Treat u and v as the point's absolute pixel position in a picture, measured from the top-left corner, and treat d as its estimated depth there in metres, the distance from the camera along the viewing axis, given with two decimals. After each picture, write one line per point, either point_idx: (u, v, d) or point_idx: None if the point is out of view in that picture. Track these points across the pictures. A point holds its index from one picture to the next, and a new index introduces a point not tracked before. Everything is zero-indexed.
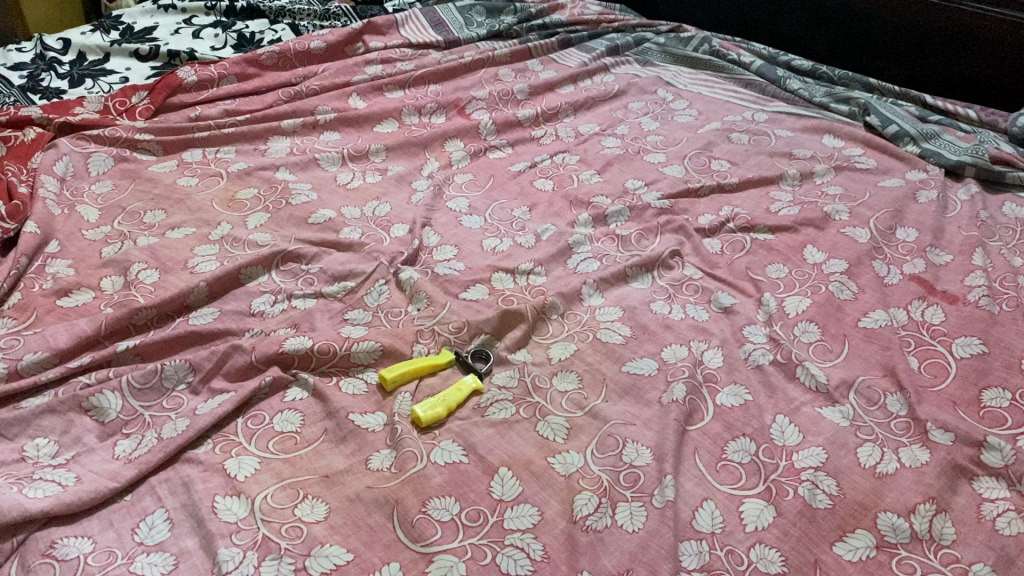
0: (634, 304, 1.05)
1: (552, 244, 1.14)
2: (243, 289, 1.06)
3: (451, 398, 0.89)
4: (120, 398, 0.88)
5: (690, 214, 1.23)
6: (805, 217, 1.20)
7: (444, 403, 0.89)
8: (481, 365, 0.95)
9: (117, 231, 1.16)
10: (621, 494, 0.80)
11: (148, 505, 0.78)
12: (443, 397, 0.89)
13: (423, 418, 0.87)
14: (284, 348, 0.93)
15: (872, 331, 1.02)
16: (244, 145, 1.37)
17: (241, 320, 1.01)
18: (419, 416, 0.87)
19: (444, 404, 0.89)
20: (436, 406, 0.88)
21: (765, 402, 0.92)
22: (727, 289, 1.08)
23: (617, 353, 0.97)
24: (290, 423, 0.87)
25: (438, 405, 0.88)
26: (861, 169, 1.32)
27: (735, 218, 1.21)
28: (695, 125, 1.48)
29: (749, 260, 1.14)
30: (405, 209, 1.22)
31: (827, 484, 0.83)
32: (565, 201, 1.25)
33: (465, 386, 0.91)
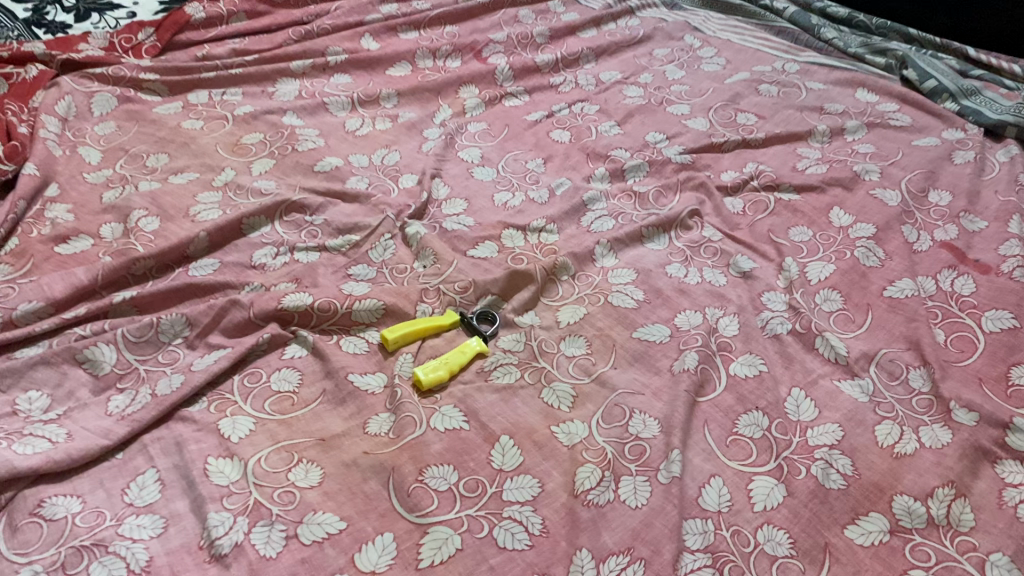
0: (648, 266, 1.00)
1: (566, 201, 1.10)
2: (245, 239, 1.03)
3: (453, 360, 0.87)
4: (115, 350, 0.86)
5: (712, 170, 1.18)
6: (833, 176, 1.15)
7: (446, 365, 0.86)
8: (487, 327, 0.92)
9: (118, 174, 1.13)
10: (625, 467, 0.77)
11: (140, 465, 0.77)
12: (445, 359, 0.86)
13: (424, 381, 0.84)
14: (283, 304, 0.90)
15: (897, 301, 0.97)
16: (251, 87, 1.32)
17: (241, 274, 0.98)
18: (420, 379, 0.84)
19: (446, 366, 0.86)
20: (438, 368, 0.85)
21: (781, 374, 0.89)
22: (747, 252, 1.04)
23: (628, 319, 0.93)
24: (287, 383, 0.85)
25: (440, 368, 0.85)
26: (894, 126, 1.26)
27: (760, 176, 1.15)
28: (722, 75, 1.41)
29: (772, 221, 1.09)
30: (415, 158, 1.18)
31: (841, 463, 0.79)
32: (582, 153, 1.20)
33: (468, 347, 0.88)
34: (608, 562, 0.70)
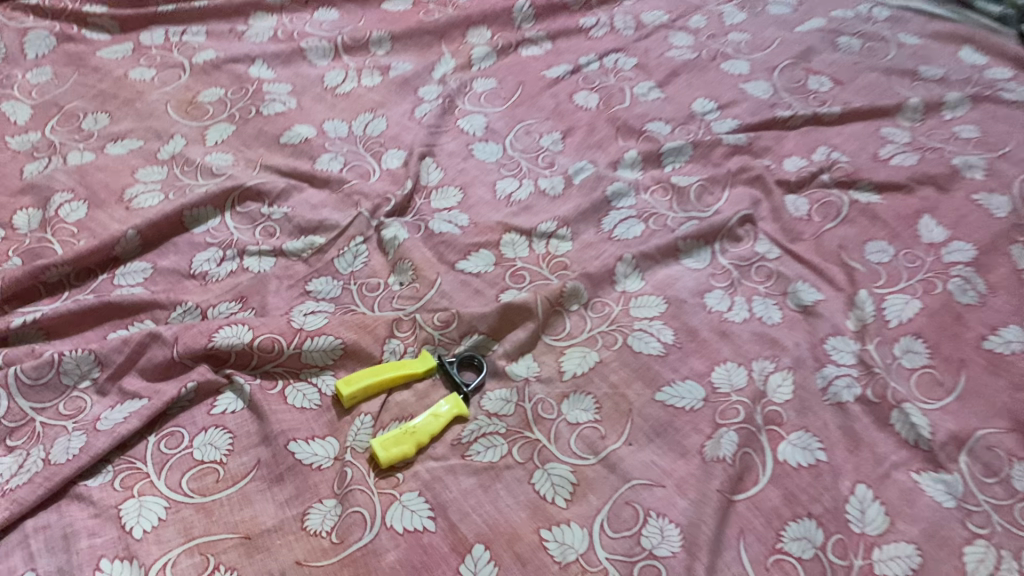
0: (682, 294, 0.80)
1: (585, 196, 0.88)
2: (187, 236, 0.84)
3: (421, 426, 0.68)
4: (5, 398, 0.69)
5: (773, 155, 0.94)
6: (925, 170, 0.91)
7: (412, 435, 0.68)
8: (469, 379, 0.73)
9: (47, 140, 0.93)
10: None
11: (16, 565, 0.61)
12: (411, 425, 0.68)
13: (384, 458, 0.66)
14: (215, 342, 0.72)
15: (999, 358, 0.75)
16: (218, 23, 1.10)
17: (176, 287, 0.80)
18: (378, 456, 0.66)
19: (413, 436, 0.68)
20: (402, 439, 0.67)
21: (843, 462, 0.69)
22: (810, 277, 0.82)
23: (651, 372, 0.73)
24: (213, 449, 0.68)
25: (404, 439, 0.67)
26: (1007, 100, 1.00)
27: (833, 168, 0.92)
28: (792, 20, 1.15)
29: (843, 232, 0.86)
30: (404, 128, 0.97)
31: None
32: (611, 126, 0.98)
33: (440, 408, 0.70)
34: None
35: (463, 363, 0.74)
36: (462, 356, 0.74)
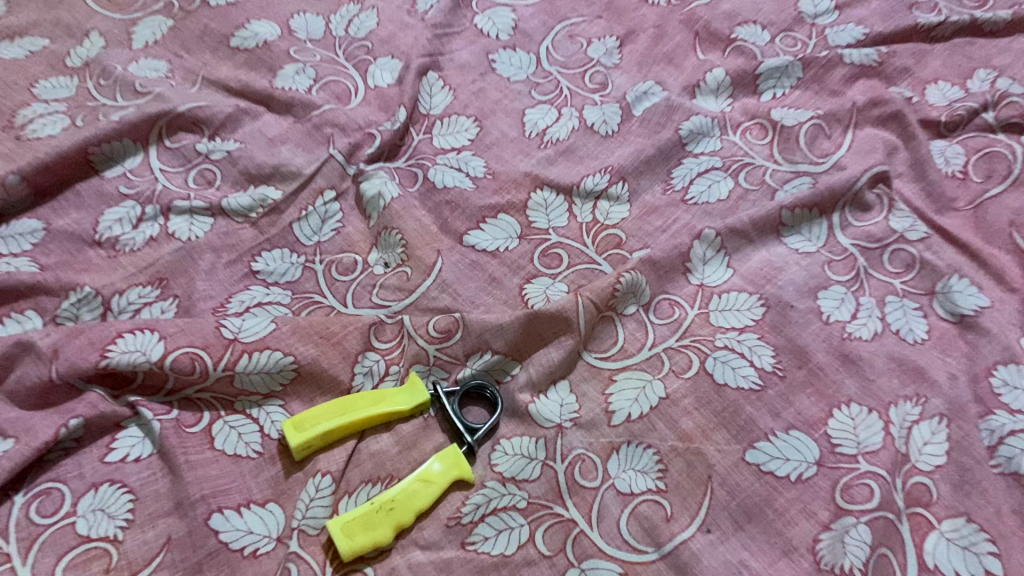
0: (786, 294, 0.56)
1: (649, 135, 0.63)
2: (95, 181, 0.61)
3: (407, 495, 0.47)
4: None
5: (913, 79, 0.68)
6: None
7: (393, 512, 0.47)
8: (474, 418, 0.52)
9: None
10: None
11: None
12: (390, 496, 0.47)
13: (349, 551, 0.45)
14: (112, 359, 0.50)
15: None
16: None
17: (76, 258, 0.58)
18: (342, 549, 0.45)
19: (395, 513, 0.46)
20: (377, 518, 0.46)
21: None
22: (969, 269, 0.57)
23: (741, 418, 0.50)
24: (105, 519, 0.47)
25: (381, 518, 0.46)
26: None
27: (1002, 103, 0.64)
28: None
29: (1017, 199, 0.59)
30: (402, 28, 0.72)
31: None
32: (687, 31, 0.71)
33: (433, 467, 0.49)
34: None
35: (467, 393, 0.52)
36: (465, 385, 0.52)
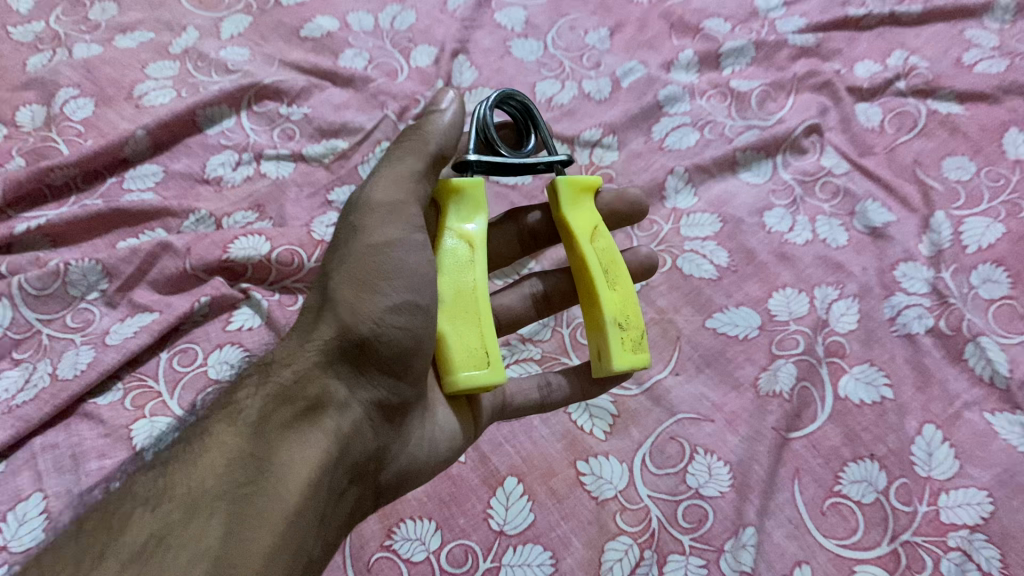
0: (738, 213, 0.73)
1: (635, 100, 0.81)
2: (200, 137, 0.78)
3: (474, 286, 0.53)
4: (10, 307, 0.65)
5: (844, 59, 0.86)
6: (1015, 78, 0.81)
7: (615, 289, 0.55)
8: (447, 102, 0.56)
9: (52, 31, 0.87)
10: (676, 541, 0.56)
11: (23, 484, 0.57)
12: (444, 289, 0.52)
13: (622, 359, 0.52)
14: (230, 253, 0.68)
15: None
16: None
17: (189, 193, 0.75)
18: (611, 359, 0.52)
19: (481, 312, 0.52)
20: (461, 309, 0.52)
21: (910, 400, 0.63)
22: (880, 196, 0.75)
23: (702, 298, 0.67)
24: (228, 367, 0.63)
25: (454, 320, 0.51)
26: None
27: (910, 75, 0.83)
28: None
29: (919, 146, 0.78)
30: (436, 20, 0.89)
31: (986, 556, 0.56)
32: (664, 23, 0.89)
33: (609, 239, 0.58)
34: None
35: (531, 117, 0.60)
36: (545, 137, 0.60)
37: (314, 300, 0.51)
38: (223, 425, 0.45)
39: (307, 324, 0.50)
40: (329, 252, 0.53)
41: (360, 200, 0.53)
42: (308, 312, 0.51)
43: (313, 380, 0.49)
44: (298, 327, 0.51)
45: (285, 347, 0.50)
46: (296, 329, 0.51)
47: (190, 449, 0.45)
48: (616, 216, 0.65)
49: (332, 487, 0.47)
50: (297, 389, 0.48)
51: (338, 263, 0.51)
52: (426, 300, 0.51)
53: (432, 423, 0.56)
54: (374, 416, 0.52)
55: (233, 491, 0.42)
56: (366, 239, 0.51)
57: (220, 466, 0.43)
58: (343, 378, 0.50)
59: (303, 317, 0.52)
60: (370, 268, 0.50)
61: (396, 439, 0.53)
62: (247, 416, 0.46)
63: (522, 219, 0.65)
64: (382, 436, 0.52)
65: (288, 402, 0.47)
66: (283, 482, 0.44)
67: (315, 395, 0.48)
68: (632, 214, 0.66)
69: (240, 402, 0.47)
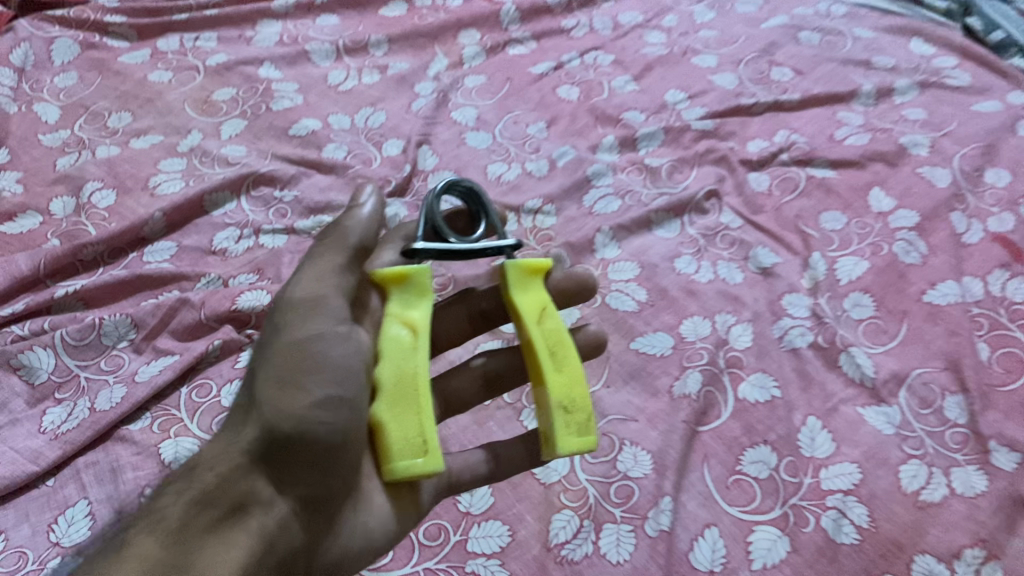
0: (655, 260, 0.89)
1: (569, 175, 0.98)
2: (207, 218, 0.94)
3: (417, 372, 0.59)
4: (53, 356, 0.78)
5: (738, 138, 1.05)
6: (875, 149, 1.00)
7: (562, 372, 0.59)
8: (366, 198, 0.64)
9: (76, 137, 1.03)
10: (609, 513, 0.69)
11: (71, 495, 0.69)
12: (386, 380, 0.59)
13: (566, 441, 0.57)
14: (236, 304, 0.82)
15: (937, 309, 0.85)
16: (227, 30, 1.20)
17: (199, 262, 0.89)
18: (557, 442, 0.57)
19: (421, 402, 0.58)
20: (402, 400, 0.58)
21: (796, 398, 0.78)
22: (769, 243, 0.92)
23: (627, 327, 0.83)
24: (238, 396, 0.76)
25: (397, 411, 0.57)
26: (952, 86, 1.10)
27: (791, 149, 1.02)
28: (758, 19, 1.24)
29: (801, 204, 0.96)
30: (402, 119, 1.06)
31: (857, 513, 0.70)
32: (592, 115, 1.07)
33: (559, 318, 0.63)
34: None
35: (483, 201, 0.68)
36: (494, 223, 0.67)
37: (241, 407, 0.58)
38: (149, 530, 0.52)
39: (235, 426, 0.58)
40: (257, 353, 0.61)
41: (284, 304, 0.60)
42: (236, 415, 0.58)
43: (239, 482, 0.56)
44: (229, 430, 0.58)
45: (214, 449, 0.57)
46: (227, 431, 0.58)
47: (110, 557, 0.50)
48: (563, 294, 0.72)
49: None
50: (221, 493, 0.55)
51: (264, 367, 0.58)
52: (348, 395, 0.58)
53: (371, 511, 0.62)
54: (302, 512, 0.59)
55: None
56: (289, 342, 0.58)
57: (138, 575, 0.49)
58: (268, 480, 0.57)
59: (232, 418, 0.59)
60: (290, 372, 0.57)
61: (331, 530, 0.60)
62: (168, 525, 0.52)
63: (473, 301, 0.74)
64: (309, 531, 0.59)
65: (209, 507, 0.54)
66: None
67: (238, 498, 0.55)
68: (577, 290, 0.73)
69: (163, 511, 0.53)
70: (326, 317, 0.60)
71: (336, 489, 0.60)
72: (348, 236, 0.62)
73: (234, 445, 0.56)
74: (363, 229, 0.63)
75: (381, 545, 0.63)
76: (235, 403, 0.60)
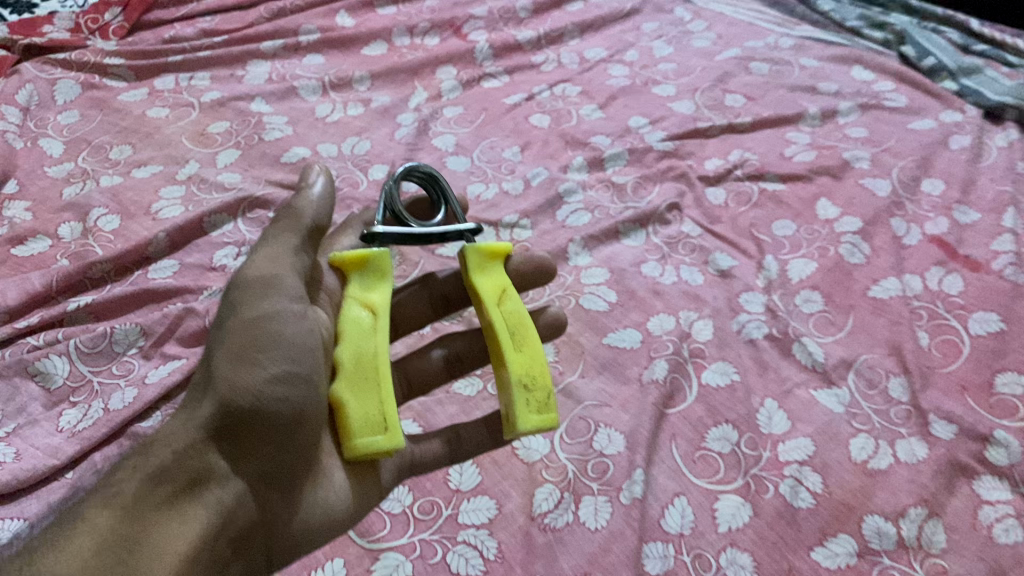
0: (623, 265, 0.97)
1: (542, 193, 1.07)
2: (207, 238, 1.01)
3: (375, 353, 0.64)
4: (67, 362, 0.84)
5: (697, 157, 1.14)
6: (821, 164, 1.10)
7: (520, 351, 0.66)
8: (316, 183, 0.73)
9: (80, 168, 1.10)
10: (587, 486, 0.75)
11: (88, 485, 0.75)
12: (346, 360, 0.63)
13: (526, 419, 0.62)
14: None
15: (881, 302, 0.93)
16: (219, 70, 1.28)
17: (201, 277, 0.96)
18: (517, 418, 0.62)
19: (379, 380, 0.63)
20: (362, 378, 0.63)
21: (754, 382, 0.85)
22: (727, 249, 1.00)
23: (599, 324, 0.90)
24: None
25: (355, 390, 0.62)
26: (889, 107, 1.20)
27: (744, 165, 1.11)
28: (713, 52, 1.35)
29: (754, 214, 1.05)
30: (386, 146, 1.15)
31: (811, 481, 0.77)
32: (562, 140, 1.16)
33: (518, 301, 0.70)
34: None
35: (441, 186, 0.75)
36: (453, 208, 0.75)
37: (199, 386, 0.61)
38: (105, 499, 0.53)
39: (192, 402, 0.60)
40: (213, 337, 0.64)
41: (240, 287, 0.65)
42: (193, 394, 0.61)
43: (196, 456, 0.58)
44: (185, 408, 0.60)
45: (171, 425, 0.59)
46: (184, 409, 0.60)
47: (65, 529, 0.51)
48: (522, 276, 0.80)
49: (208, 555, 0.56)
50: (176, 467, 0.57)
51: (221, 346, 0.62)
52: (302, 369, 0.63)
53: (328, 486, 0.66)
54: (256, 487, 0.61)
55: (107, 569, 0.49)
56: (245, 321, 0.62)
57: (97, 542, 0.50)
58: (223, 454, 0.60)
59: (188, 398, 0.61)
60: (247, 349, 0.61)
61: (289, 505, 0.63)
62: (126, 497, 0.53)
63: (434, 287, 0.81)
64: (263, 505, 0.62)
65: (167, 480, 0.56)
66: (157, 560, 0.52)
67: (196, 469, 0.58)
68: (535, 271, 0.81)
69: (119, 483, 0.54)
70: (281, 296, 0.64)
71: (292, 464, 0.63)
72: (302, 218, 0.70)
73: (191, 419, 0.59)
74: (314, 205, 0.72)
75: (340, 520, 0.66)
76: (192, 384, 0.62)
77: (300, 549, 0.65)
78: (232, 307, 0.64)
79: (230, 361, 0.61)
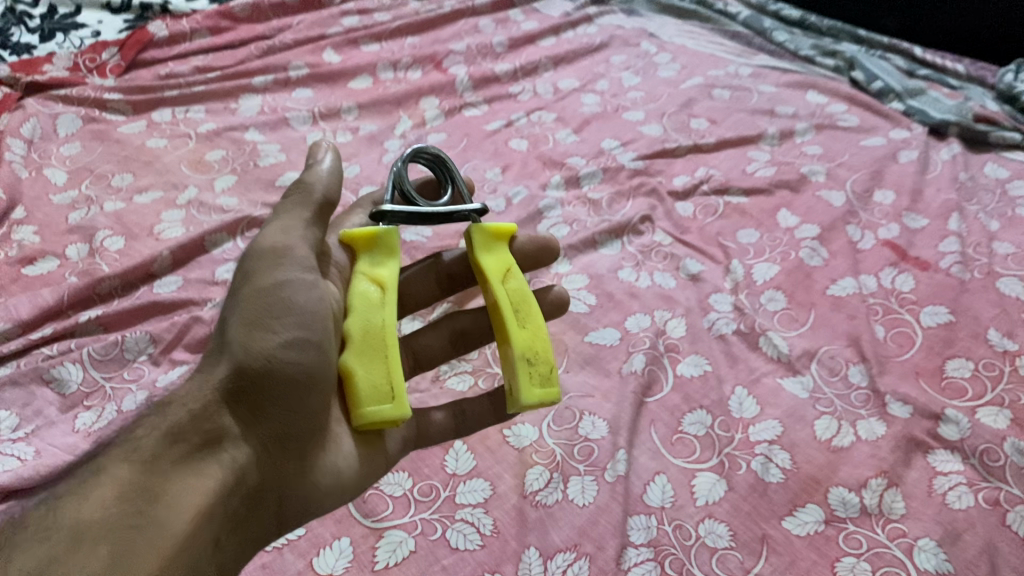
0: (601, 272, 1.04)
1: (523, 209, 1.14)
2: (208, 256, 1.06)
3: (382, 324, 0.70)
4: (81, 369, 0.89)
5: (665, 175, 1.22)
6: (781, 178, 1.18)
7: (525, 327, 0.72)
8: (325, 162, 0.78)
9: (84, 195, 1.15)
10: (574, 467, 0.81)
11: None
12: (356, 333, 0.69)
13: (529, 392, 0.69)
14: None
15: (839, 299, 1.01)
16: (213, 103, 1.35)
17: (205, 290, 1.01)
18: (521, 393, 0.69)
19: (388, 352, 0.68)
20: (371, 348, 0.68)
21: (725, 372, 0.92)
22: (696, 255, 1.08)
23: (580, 325, 0.97)
24: None
25: (364, 359, 0.68)
26: (842, 127, 1.29)
27: (710, 181, 1.19)
28: (677, 80, 1.44)
29: (721, 225, 1.13)
30: (375, 170, 1.22)
31: (780, 458, 0.83)
32: (540, 161, 1.24)
33: (520, 279, 0.77)
34: (556, 559, 0.74)
35: (448, 169, 0.82)
36: (459, 188, 0.82)
37: (215, 352, 0.67)
38: (125, 455, 0.58)
39: (210, 366, 0.66)
40: (228, 306, 0.70)
41: (255, 259, 0.71)
42: (210, 360, 0.67)
43: (209, 417, 0.63)
44: (201, 373, 0.66)
45: (189, 388, 0.65)
46: (201, 373, 0.66)
47: (87, 480, 0.56)
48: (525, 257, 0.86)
49: (223, 508, 0.62)
50: (192, 427, 0.62)
51: (236, 315, 0.67)
52: (313, 338, 0.68)
53: (337, 451, 0.71)
54: (268, 447, 0.67)
55: (126, 518, 0.55)
56: (258, 290, 0.68)
57: (117, 494, 0.56)
58: (236, 416, 0.65)
59: (204, 363, 0.67)
60: (260, 318, 0.67)
61: (299, 467, 0.69)
62: (144, 452, 0.59)
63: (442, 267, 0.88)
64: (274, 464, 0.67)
65: (183, 439, 0.61)
66: (174, 509, 0.58)
67: (211, 429, 0.63)
68: (538, 253, 0.88)
69: (138, 440, 0.60)
70: (291, 267, 0.70)
71: (303, 429, 0.68)
72: (312, 198, 0.75)
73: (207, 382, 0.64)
74: (323, 184, 0.77)
75: (348, 484, 0.72)
76: (208, 350, 0.68)
77: (308, 508, 0.70)
78: (247, 278, 0.70)
79: (244, 328, 0.66)
